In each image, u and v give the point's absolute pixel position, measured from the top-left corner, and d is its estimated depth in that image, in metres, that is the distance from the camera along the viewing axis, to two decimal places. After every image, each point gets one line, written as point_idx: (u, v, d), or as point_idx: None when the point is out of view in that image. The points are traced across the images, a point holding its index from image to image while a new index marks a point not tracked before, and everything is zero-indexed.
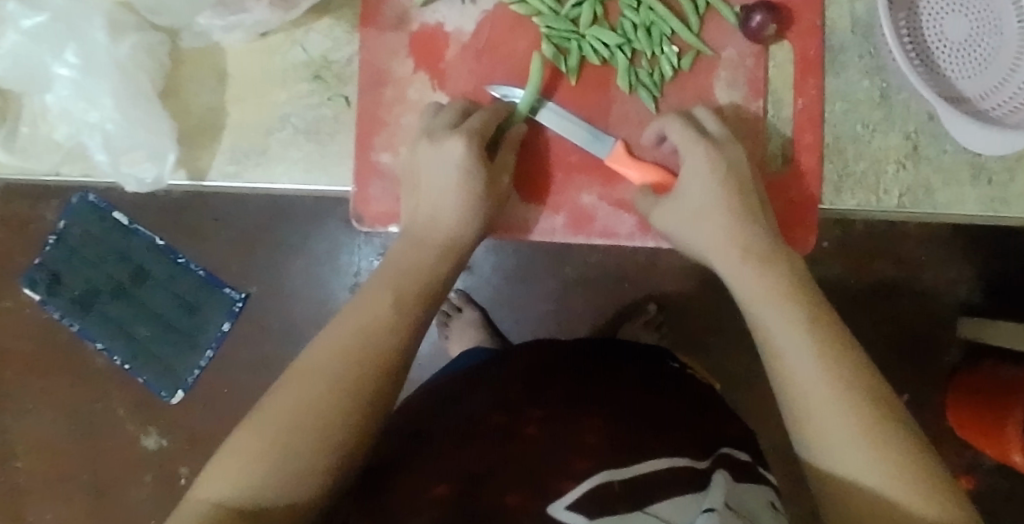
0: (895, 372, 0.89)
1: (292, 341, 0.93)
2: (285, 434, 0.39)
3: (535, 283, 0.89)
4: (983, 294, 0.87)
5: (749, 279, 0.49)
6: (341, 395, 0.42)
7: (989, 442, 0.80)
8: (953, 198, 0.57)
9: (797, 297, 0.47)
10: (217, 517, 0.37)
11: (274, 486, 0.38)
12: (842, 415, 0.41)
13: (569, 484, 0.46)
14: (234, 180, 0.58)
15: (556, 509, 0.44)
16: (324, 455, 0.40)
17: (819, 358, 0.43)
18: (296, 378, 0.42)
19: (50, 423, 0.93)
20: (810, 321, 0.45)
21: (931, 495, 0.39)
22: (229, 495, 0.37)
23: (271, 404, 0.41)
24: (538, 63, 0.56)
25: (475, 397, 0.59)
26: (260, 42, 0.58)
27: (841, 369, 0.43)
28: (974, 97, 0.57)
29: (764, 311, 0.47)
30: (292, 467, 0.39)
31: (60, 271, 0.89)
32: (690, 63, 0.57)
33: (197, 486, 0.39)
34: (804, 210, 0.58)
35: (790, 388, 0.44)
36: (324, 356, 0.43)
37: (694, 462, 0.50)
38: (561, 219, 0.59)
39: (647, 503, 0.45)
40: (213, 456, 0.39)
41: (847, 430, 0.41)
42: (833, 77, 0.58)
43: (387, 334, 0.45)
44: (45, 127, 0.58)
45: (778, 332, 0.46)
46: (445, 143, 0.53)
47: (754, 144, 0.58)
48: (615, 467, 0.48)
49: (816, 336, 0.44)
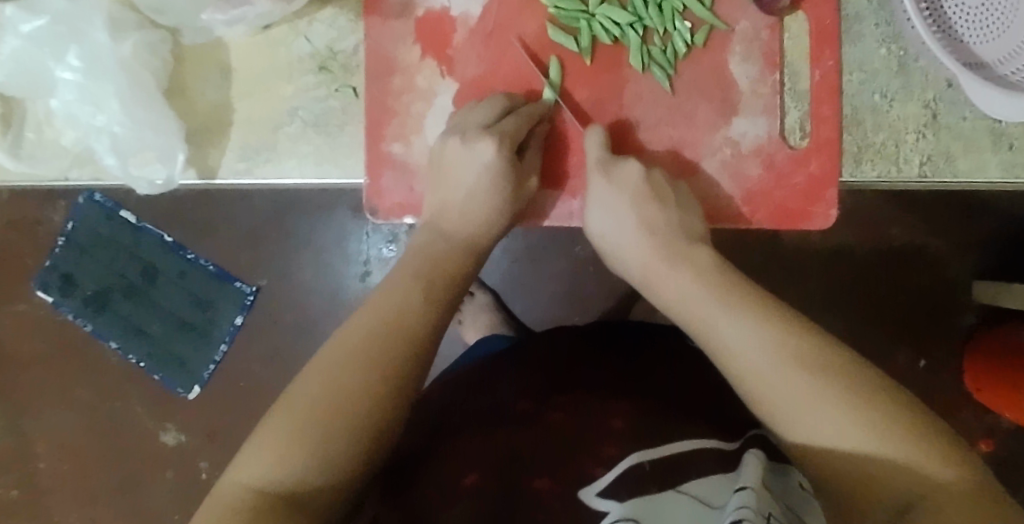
0: (912, 338, 0.89)
1: (306, 334, 0.93)
2: (321, 417, 0.39)
3: (547, 264, 0.89)
4: (998, 257, 0.86)
5: (690, 291, 0.47)
6: (370, 379, 0.41)
7: (1010, 405, 0.81)
8: (974, 165, 0.57)
9: (753, 296, 0.45)
10: (258, 502, 0.36)
11: (311, 468, 0.38)
12: (802, 380, 0.39)
13: (598, 470, 0.47)
14: (245, 177, 0.58)
15: (587, 495, 0.45)
16: (360, 442, 0.39)
17: (785, 349, 0.41)
18: (326, 360, 0.42)
19: (69, 424, 0.94)
20: (766, 318, 0.43)
21: (921, 445, 0.36)
22: (268, 479, 0.37)
23: (300, 387, 0.40)
24: (554, 68, 0.56)
25: (498, 384, 0.59)
26: (262, 36, 0.57)
27: (812, 353, 0.40)
28: (993, 62, 0.56)
29: (713, 317, 0.44)
30: (329, 449, 0.38)
31: (72, 273, 0.89)
32: (703, 39, 0.56)
33: (230, 473, 0.38)
34: (824, 185, 0.57)
35: (738, 371, 0.42)
36: (351, 340, 0.43)
37: (724, 444, 0.51)
38: (578, 203, 0.58)
39: (678, 483, 0.46)
40: (244, 446, 0.38)
41: (810, 395, 0.39)
42: (849, 47, 0.57)
43: (413, 319, 0.45)
44: (52, 132, 0.58)
45: (718, 327, 0.44)
46: (476, 144, 0.53)
47: (771, 119, 0.57)
48: (644, 448, 0.48)
49: (755, 310, 0.43)
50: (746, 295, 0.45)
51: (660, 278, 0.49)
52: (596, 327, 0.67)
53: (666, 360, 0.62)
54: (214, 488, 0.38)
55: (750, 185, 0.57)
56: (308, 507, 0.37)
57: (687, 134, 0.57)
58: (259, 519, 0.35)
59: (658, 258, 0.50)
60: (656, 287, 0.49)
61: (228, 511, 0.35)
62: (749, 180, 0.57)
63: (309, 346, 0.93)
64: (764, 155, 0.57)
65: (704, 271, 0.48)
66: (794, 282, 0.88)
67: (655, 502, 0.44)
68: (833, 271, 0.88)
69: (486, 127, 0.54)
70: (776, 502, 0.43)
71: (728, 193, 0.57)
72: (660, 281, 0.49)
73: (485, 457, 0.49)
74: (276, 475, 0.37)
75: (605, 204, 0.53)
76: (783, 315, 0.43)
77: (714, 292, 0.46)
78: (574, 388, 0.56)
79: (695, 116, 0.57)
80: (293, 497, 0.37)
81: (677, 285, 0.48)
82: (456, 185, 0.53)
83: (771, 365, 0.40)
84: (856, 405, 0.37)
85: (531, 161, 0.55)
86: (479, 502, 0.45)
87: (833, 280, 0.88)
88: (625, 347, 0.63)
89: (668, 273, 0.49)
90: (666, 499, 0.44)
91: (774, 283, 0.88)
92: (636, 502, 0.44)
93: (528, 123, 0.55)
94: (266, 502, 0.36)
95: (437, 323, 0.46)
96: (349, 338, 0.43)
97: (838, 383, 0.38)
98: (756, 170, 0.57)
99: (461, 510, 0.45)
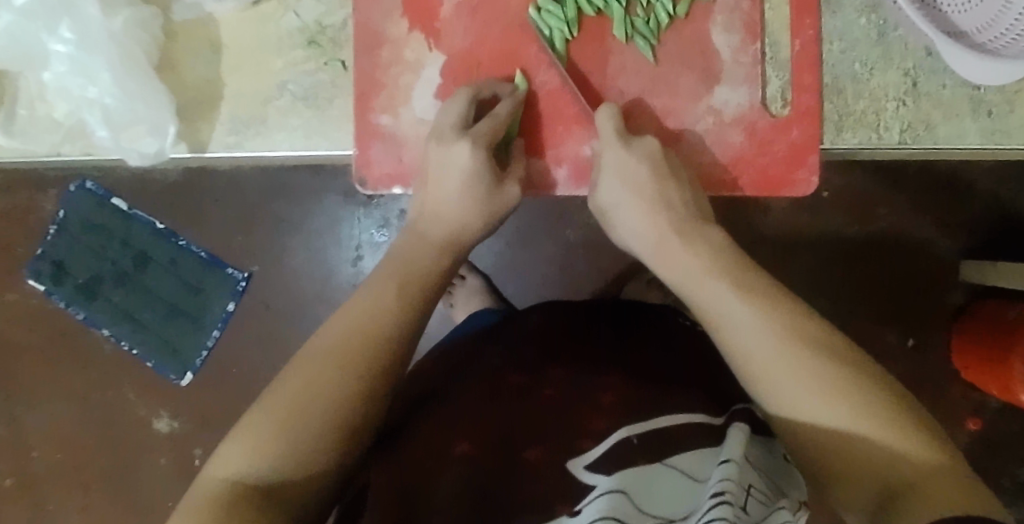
0: (900, 317, 0.90)
1: (299, 322, 0.93)
2: (304, 413, 0.39)
3: (537, 246, 0.89)
4: (984, 233, 0.88)
5: (694, 274, 0.48)
6: (353, 377, 0.41)
7: (994, 381, 0.81)
8: (953, 132, 0.58)
9: (789, 311, 0.43)
10: (232, 493, 0.36)
11: (288, 464, 0.38)
12: (793, 356, 0.41)
13: (587, 443, 0.47)
14: (236, 151, 0.59)
15: (575, 467, 0.45)
16: (333, 439, 0.40)
17: (818, 371, 0.40)
18: (314, 355, 0.42)
19: (63, 412, 0.94)
20: (795, 336, 0.42)
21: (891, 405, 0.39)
22: (243, 472, 0.37)
23: (282, 382, 0.41)
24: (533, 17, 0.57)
25: (490, 359, 0.59)
26: (251, 11, 0.58)
27: (836, 365, 0.40)
28: (972, 30, 0.57)
29: (736, 315, 0.44)
30: (308, 446, 0.39)
31: (64, 260, 0.90)
32: (686, 9, 0.57)
33: (211, 465, 0.38)
34: (805, 152, 0.58)
35: (727, 335, 0.44)
36: (338, 336, 0.43)
37: (710, 418, 0.50)
38: (564, 171, 0.59)
39: (664, 457, 0.45)
40: (226, 438, 0.39)
41: (801, 366, 0.41)
42: (829, 17, 0.58)
43: (396, 318, 0.45)
44: (43, 107, 0.58)
45: (714, 304, 0.45)
46: (451, 147, 0.53)
47: (753, 87, 0.58)
48: (632, 423, 0.48)
49: (745, 283, 0.46)
50: (769, 293, 0.45)
51: (676, 258, 0.50)
52: (591, 307, 0.67)
53: (659, 338, 0.62)
54: (194, 484, 0.38)
55: (732, 152, 0.58)
56: (279, 500, 0.37)
57: (671, 103, 0.58)
58: (232, 510, 0.35)
59: (679, 255, 0.49)
60: (666, 267, 0.50)
61: (208, 504, 0.36)
62: (731, 149, 0.58)
63: (301, 333, 0.93)
64: (747, 123, 0.58)
65: (717, 269, 0.47)
66: (783, 261, 0.89)
67: (642, 479, 0.43)
68: (821, 251, 0.89)
69: (461, 130, 0.54)
70: (755, 472, 0.44)
71: (711, 160, 0.58)
72: (674, 261, 0.50)
73: (468, 429, 0.49)
74: (257, 467, 0.38)
75: (614, 184, 0.54)
76: (812, 332, 0.42)
77: (749, 307, 0.44)
78: (566, 364, 0.56)
79: (679, 86, 0.58)
80: (268, 489, 0.37)
81: (706, 291, 0.46)
82: (449, 157, 0.53)
83: (796, 378, 0.40)
84: (853, 393, 0.39)
85: (514, 171, 0.56)
86: (471, 473, 0.45)
87: (820, 259, 0.89)
88: (618, 327, 0.63)
89: (694, 280, 0.47)
90: (654, 473, 0.44)
91: (763, 263, 0.89)
92: (626, 474, 0.43)
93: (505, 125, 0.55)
94: (240, 494, 0.36)
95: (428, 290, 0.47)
96: (334, 335, 0.43)
97: (851, 388, 0.39)
98: (738, 138, 0.58)
99: (451, 480, 0.45)
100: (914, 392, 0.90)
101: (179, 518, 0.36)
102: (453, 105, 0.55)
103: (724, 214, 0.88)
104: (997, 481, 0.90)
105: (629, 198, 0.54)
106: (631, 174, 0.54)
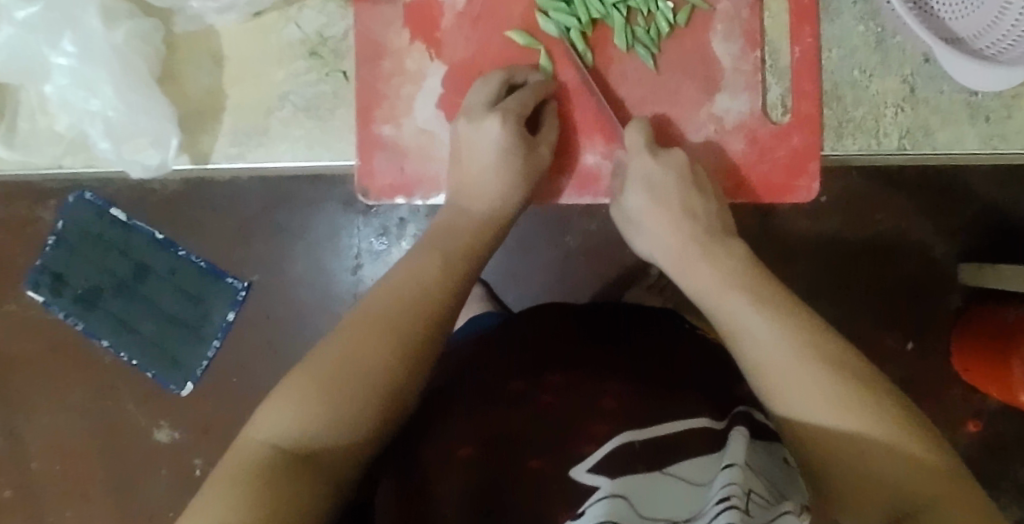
0: (900, 318, 0.90)
1: (299, 328, 0.93)
2: (344, 386, 0.40)
3: (537, 254, 0.90)
4: (982, 236, 0.88)
5: (705, 285, 0.49)
6: (394, 353, 0.42)
7: (995, 383, 0.81)
8: (952, 137, 0.58)
9: (812, 331, 0.43)
10: (270, 456, 0.36)
11: (327, 433, 0.38)
12: (814, 367, 0.41)
13: (591, 446, 0.46)
14: (237, 162, 0.59)
15: (577, 473, 0.44)
16: (368, 412, 0.40)
17: (841, 391, 0.40)
18: (358, 325, 0.43)
19: (63, 423, 0.94)
20: (820, 354, 0.41)
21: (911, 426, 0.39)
22: (282, 435, 0.37)
23: (330, 351, 0.41)
24: (543, 24, 0.57)
25: (497, 360, 0.58)
26: (253, 23, 0.58)
27: (854, 382, 0.40)
28: (969, 36, 0.58)
29: (748, 321, 0.45)
30: (343, 417, 0.39)
31: (63, 271, 0.90)
32: (686, 18, 0.57)
33: (248, 429, 0.38)
34: (806, 159, 0.58)
35: (742, 340, 0.44)
36: (385, 303, 0.45)
37: (712, 423, 0.49)
38: (567, 180, 0.59)
39: (667, 464, 0.44)
40: (264, 402, 0.39)
41: (817, 376, 0.41)
42: (828, 25, 0.59)
43: (435, 296, 0.46)
44: (45, 120, 0.59)
45: (730, 314, 0.46)
46: (484, 122, 0.54)
47: (753, 95, 0.58)
48: (635, 428, 0.47)
49: (753, 293, 0.46)
50: (785, 304, 0.45)
51: (695, 270, 0.50)
52: (594, 309, 0.67)
53: (664, 342, 0.61)
54: (233, 443, 0.38)
55: (733, 159, 0.58)
56: (320, 464, 0.37)
57: (672, 112, 0.58)
58: (271, 475, 0.35)
59: (697, 271, 0.50)
60: (688, 277, 0.50)
61: (248, 464, 0.36)
62: (732, 156, 0.58)
63: (300, 338, 0.93)
64: (748, 131, 0.58)
65: (737, 278, 0.48)
66: (781, 266, 0.89)
67: (643, 483, 0.42)
68: (822, 256, 0.89)
69: (492, 105, 0.55)
70: (760, 478, 0.42)
71: (712, 167, 0.58)
72: (693, 267, 0.50)
73: (479, 432, 0.49)
74: (298, 431, 0.38)
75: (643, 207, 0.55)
76: (836, 352, 0.42)
77: (771, 326, 0.44)
78: (568, 370, 0.55)
79: (680, 94, 0.58)
80: (305, 455, 0.37)
81: (737, 313, 0.45)
82: (464, 168, 0.54)
83: (813, 394, 0.40)
84: (871, 413, 0.39)
85: (547, 137, 0.56)
86: (475, 477, 0.45)
87: (819, 262, 0.89)
88: (625, 332, 0.63)
89: (713, 295, 0.48)
90: (657, 480, 0.42)
91: (763, 268, 0.89)
92: (628, 479, 0.42)
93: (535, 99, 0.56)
94: (277, 457, 0.36)
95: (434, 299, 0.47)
96: (376, 308, 0.44)
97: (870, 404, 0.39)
98: (739, 145, 0.58)
99: (456, 487, 0.45)
100: (915, 395, 0.91)
101: (215, 477, 0.35)
102: (488, 86, 0.56)
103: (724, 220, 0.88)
104: (999, 482, 0.90)
105: (654, 227, 0.54)
106: (644, 191, 0.54)
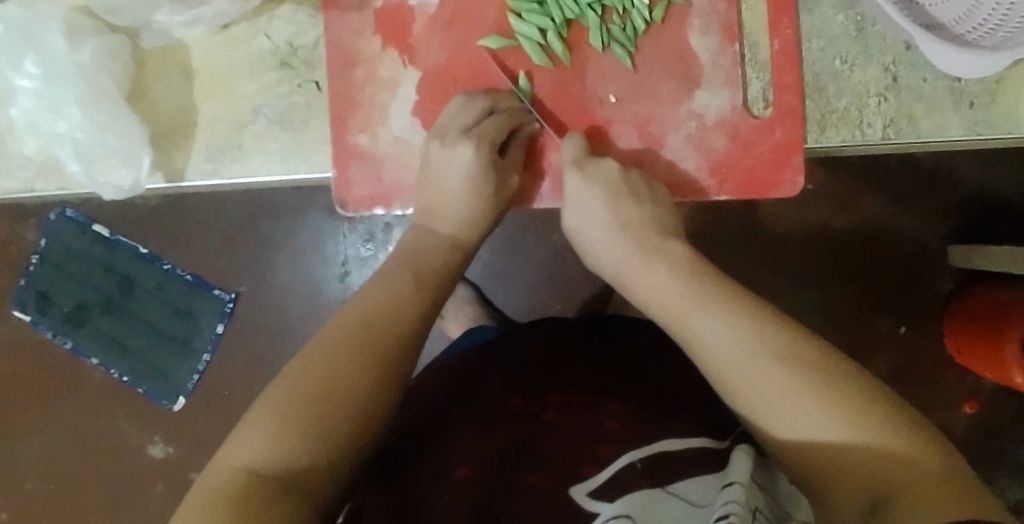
0: (893, 306, 0.90)
1: (291, 340, 0.92)
2: (321, 401, 0.39)
3: (524, 254, 0.89)
4: (971, 219, 0.87)
5: (662, 279, 0.48)
6: (372, 369, 0.42)
7: (989, 365, 0.80)
8: (936, 125, 0.57)
9: (772, 327, 0.41)
10: (249, 478, 0.35)
11: (305, 451, 0.37)
12: (756, 359, 0.40)
13: (592, 469, 0.45)
14: (213, 178, 0.58)
15: (578, 493, 0.44)
16: (345, 429, 0.39)
17: (806, 388, 0.37)
18: (331, 343, 0.43)
19: (56, 443, 0.93)
20: (792, 362, 0.39)
21: (868, 402, 0.36)
22: (259, 458, 0.36)
23: (303, 371, 0.41)
24: (522, 26, 0.56)
25: (492, 376, 0.57)
26: (221, 35, 0.57)
27: (797, 364, 0.39)
28: (950, 22, 0.57)
29: (695, 322, 0.44)
30: (321, 433, 0.38)
31: (48, 290, 0.89)
32: (662, 14, 0.57)
33: (223, 453, 0.37)
34: (789, 153, 0.58)
35: (693, 338, 0.44)
36: (359, 317, 0.45)
37: (713, 442, 0.50)
38: (548, 184, 0.59)
39: (669, 482, 0.44)
40: (236, 427, 0.38)
41: (756, 364, 0.40)
42: (807, 15, 0.58)
43: (411, 315, 0.46)
44: (14, 143, 0.57)
45: (674, 312, 0.45)
46: (456, 148, 0.54)
47: (733, 90, 0.57)
48: (638, 446, 0.47)
49: (699, 287, 0.46)
50: (733, 297, 0.44)
51: (660, 283, 0.48)
52: (589, 321, 0.66)
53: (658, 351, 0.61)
54: (207, 466, 0.37)
55: (716, 157, 0.58)
56: (302, 487, 0.36)
57: (652, 110, 0.57)
58: (250, 497, 0.34)
59: (654, 273, 0.49)
60: (641, 284, 0.49)
61: (226, 485, 0.34)
62: (714, 153, 0.58)
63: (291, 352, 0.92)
64: (729, 127, 0.58)
65: (690, 266, 0.48)
66: (772, 257, 0.89)
67: (648, 502, 0.42)
68: (814, 244, 0.88)
69: (466, 130, 0.54)
70: (762, 498, 0.42)
71: (695, 165, 0.58)
72: (649, 270, 0.49)
73: (477, 452, 0.48)
74: (270, 454, 0.36)
75: (584, 206, 0.55)
76: (821, 361, 0.38)
77: (731, 330, 0.42)
78: (566, 386, 0.54)
79: (659, 92, 0.57)
80: (284, 474, 0.36)
81: (692, 314, 0.44)
82: (446, 171, 0.54)
83: (771, 391, 0.39)
84: (823, 398, 0.37)
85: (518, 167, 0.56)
86: (472, 498, 0.44)
87: (809, 251, 0.89)
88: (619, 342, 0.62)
89: (673, 299, 0.46)
90: (659, 498, 0.43)
91: (754, 259, 0.89)
92: (632, 500, 0.42)
93: (510, 124, 0.56)
94: (256, 478, 0.35)
95: (415, 312, 0.47)
96: (349, 325, 0.44)
97: (817, 389, 0.37)
98: (722, 142, 0.58)
99: (450, 507, 0.44)
100: (912, 379, 0.90)
101: (190, 502, 0.34)
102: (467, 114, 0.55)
103: (710, 216, 0.88)
104: (996, 463, 0.90)
105: (617, 235, 0.53)
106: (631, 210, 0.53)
